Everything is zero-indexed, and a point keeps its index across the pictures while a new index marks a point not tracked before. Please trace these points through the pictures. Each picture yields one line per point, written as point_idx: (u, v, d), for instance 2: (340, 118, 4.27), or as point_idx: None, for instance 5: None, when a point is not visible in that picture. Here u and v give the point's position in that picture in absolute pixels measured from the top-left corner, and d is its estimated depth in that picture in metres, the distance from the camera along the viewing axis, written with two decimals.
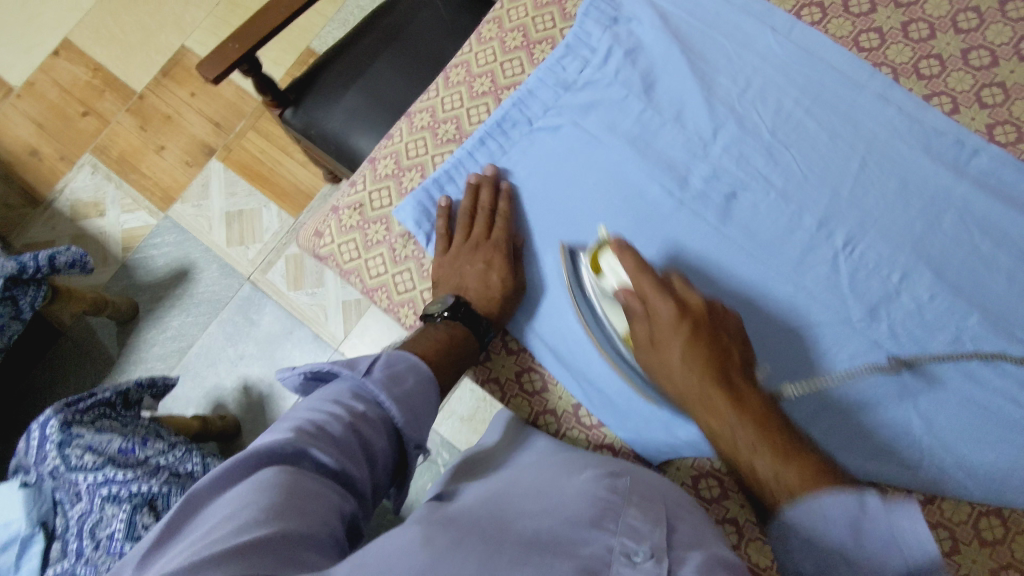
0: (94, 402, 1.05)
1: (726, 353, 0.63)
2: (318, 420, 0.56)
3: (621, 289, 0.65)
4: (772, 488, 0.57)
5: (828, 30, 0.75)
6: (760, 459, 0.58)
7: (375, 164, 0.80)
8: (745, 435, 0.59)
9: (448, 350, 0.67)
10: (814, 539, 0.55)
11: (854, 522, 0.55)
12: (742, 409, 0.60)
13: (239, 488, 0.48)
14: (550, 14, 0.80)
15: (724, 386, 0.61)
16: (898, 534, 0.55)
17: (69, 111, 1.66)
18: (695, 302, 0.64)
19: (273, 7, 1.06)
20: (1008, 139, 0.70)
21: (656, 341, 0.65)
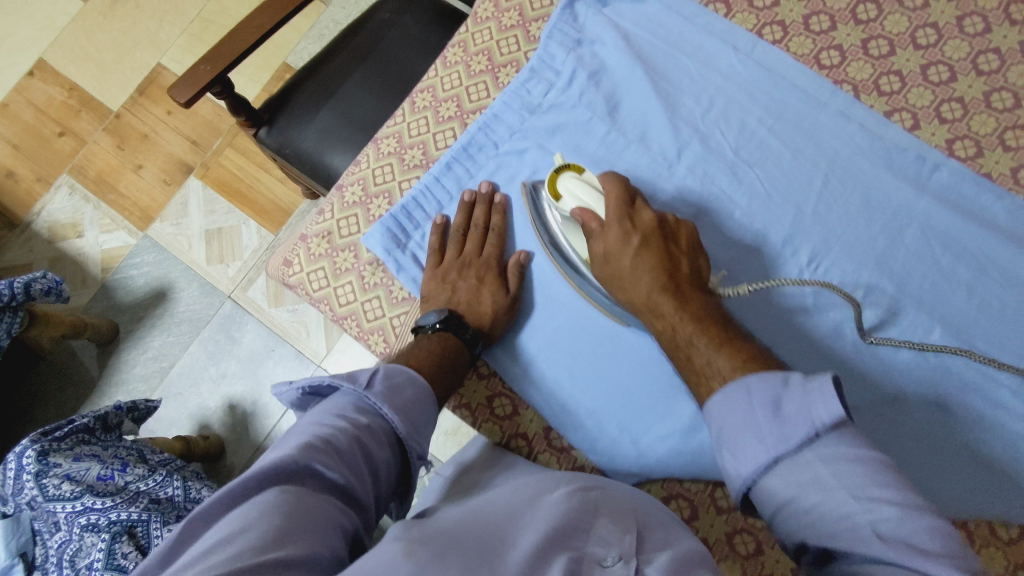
0: (72, 430, 1.03)
1: (675, 261, 0.62)
2: (322, 435, 0.53)
3: (578, 208, 0.65)
4: (709, 375, 0.55)
5: (789, 48, 0.76)
6: (698, 351, 0.57)
7: (343, 191, 0.80)
8: (686, 330, 0.58)
9: (441, 361, 0.66)
10: (733, 428, 0.51)
11: (772, 402, 0.49)
12: (686, 309, 0.59)
13: (237, 514, 0.46)
14: (515, 36, 0.81)
15: (673, 291, 0.60)
16: (817, 411, 0.47)
17: (45, 131, 1.65)
18: (646, 219, 0.63)
19: (244, 27, 1.05)
20: (967, 154, 0.71)
21: (607, 256, 0.63)
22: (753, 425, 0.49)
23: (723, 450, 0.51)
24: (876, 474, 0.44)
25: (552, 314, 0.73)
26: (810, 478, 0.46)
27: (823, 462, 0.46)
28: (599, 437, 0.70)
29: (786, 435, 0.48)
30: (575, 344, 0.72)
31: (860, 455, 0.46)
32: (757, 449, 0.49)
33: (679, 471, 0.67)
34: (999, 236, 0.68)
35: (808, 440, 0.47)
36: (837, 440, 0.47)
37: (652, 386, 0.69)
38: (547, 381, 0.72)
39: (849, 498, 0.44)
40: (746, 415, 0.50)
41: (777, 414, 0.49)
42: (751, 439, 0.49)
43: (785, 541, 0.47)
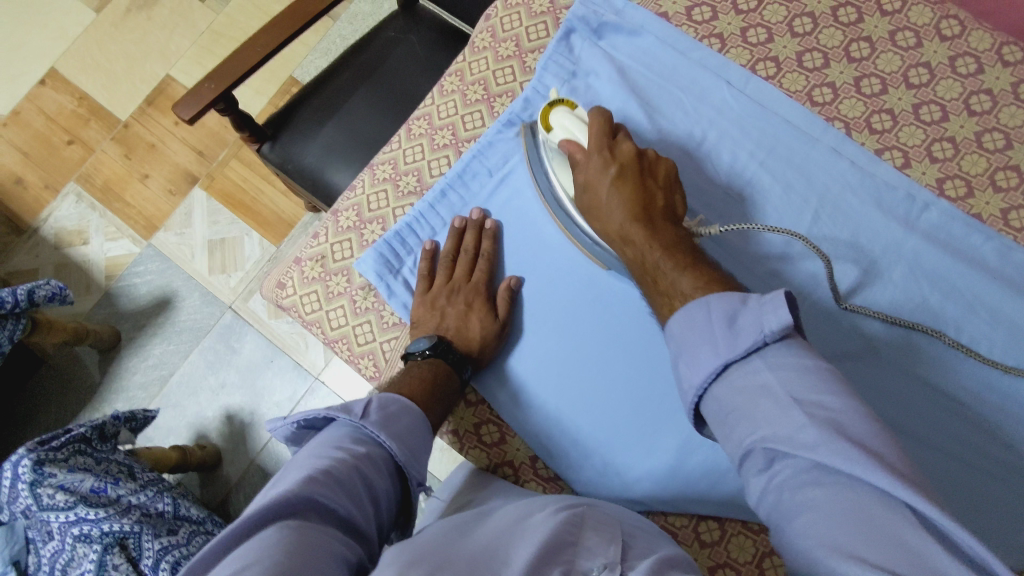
0: (69, 440, 1.04)
1: (651, 194, 0.62)
2: (322, 468, 0.52)
3: (566, 140, 0.68)
4: (671, 296, 0.56)
5: (782, 84, 0.76)
6: (664, 273, 0.58)
7: (338, 215, 0.81)
8: (655, 254, 0.59)
9: (432, 387, 0.67)
10: (690, 342, 0.51)
11: (727, 317, 0.49)
12: (656, 238, 0.60)
13: (238, 552, 0.44)
14: (510, 67, 0.82)
15: (645, 220, 0.61)
16: (768, 321, 0.47)
17: (55, 139, 1.68)
18: (627, 150, 0.64)
19: (250, 46, 1.06)
20: (958, 194, 0.71)
21: (587, 183, 0.65)
22: (708, 337, 0.49)
23: (680, 363, 0.51)
24: (824, 384, 0.44)
25: (540, 340, 0.74)
26: (759, 387, 0.46)
27: (772, 371, 0.46)
28: (583, 466, 0.71)
29: (735, 344, 0.48)
30: (562, 373, 0.72)
31: (807, 365, 0.46)
32: (709, 356, 0.49)
33: (661, 502, 0.68)
34: (987, 277, 0.68)
35: (757, 348, 0.47)
36: (785, 350, 0.47)
37: (636, 417, 0.70)
38: (533, 410, 0.73)
39: (791, 402, 0.44)
40: (702, 329, 0.50)
41: (731, 327, 0.49)
42: (705, 352, 0.49)
43: (731, 452, 0.47)
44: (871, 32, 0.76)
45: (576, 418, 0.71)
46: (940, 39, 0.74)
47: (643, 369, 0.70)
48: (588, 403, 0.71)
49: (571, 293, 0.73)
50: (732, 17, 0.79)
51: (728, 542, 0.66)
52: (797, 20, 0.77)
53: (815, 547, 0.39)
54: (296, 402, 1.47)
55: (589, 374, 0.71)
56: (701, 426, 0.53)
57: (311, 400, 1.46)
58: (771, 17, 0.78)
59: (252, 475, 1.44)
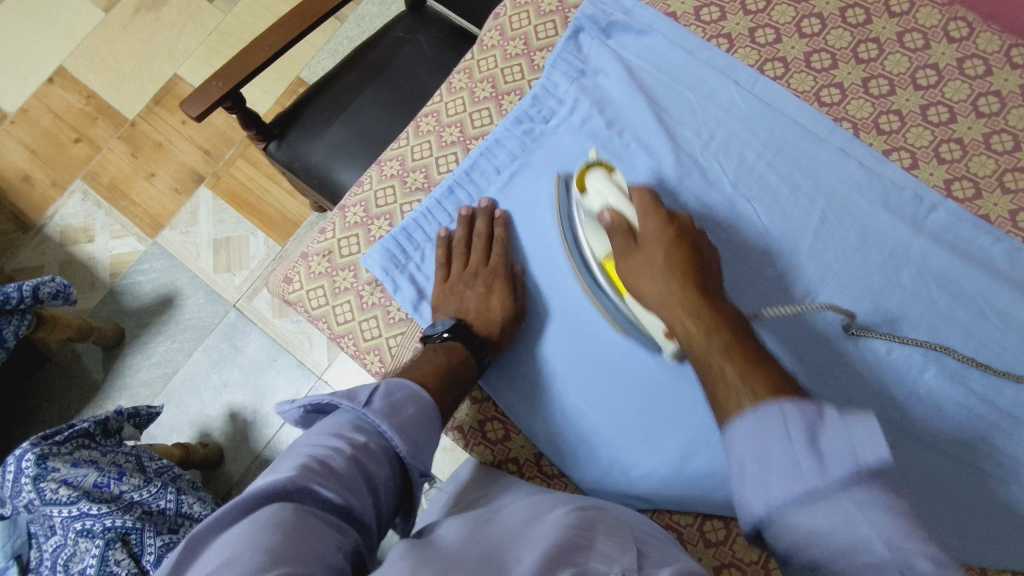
0: (72, 435, 1.04)
1: (704, 269, 0.62)
2: (319, 455, 0.53)
3: (607, 208, 0.67)
4: (736, 391, 0.53)
5: (790, 84, 0.77)
6: (729, 363, 0.55)
7: (346, 211, 0.81)
8: (719, 337, 0.56)
9: (450, 367, 0.66)
10: (760, 455, 0.49)
11: (808, 434, 0.48)
12: (716, 311, 0.58)
13: (237, 533, 0.46)
14: (519, 65, 0.82)
15: (702, 295, 0.60)
16: (860, 452, 0.46)
17: (62, 137, 1.68)
18: (680, 222, 0.65)
19: (257, 44, 1.07)
20: (966, 195, 0.71)
21: (641, 243, 0.64)
22: (788, 453, 0.48)
23: (748, 479, 0.49)
24: (911, 530, 0.44)
25: (549, 340, 0.73)
26: (843, 522, 0.45)
27: (857, 508, 0.45)
28: (589, 463, 0.71)
29: (829, 468, 0.47)
30: (569, 371, 0.72)
31: (891, 505, 0.45)
32: (789, 480, 0.47)
33: (667, 502, 0.67)
34: (995, 279, 0.68)
35: (849, 477, 0.46)
36: (869, 487, 0.46)
37: (644, 415, 0.69)
38: (539, 408, 0.72)
39: (884, 548, 0.43)
40: (781, 446, 0.48)
41: (815, 451, 0.47)
42: (779, 466, 0.48)
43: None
44: (879, 33, 0.76)
45: (583, 417, 0.71)
46: (948, 41, 0.75)
47: (651, 370, 0.69)
48: (595, 403, 0.71)
49: (580, 298, 0.73)
50: (740, 17, 0.79)
51: (734, 542, 0.66)
52: (806, 21, 0.78)
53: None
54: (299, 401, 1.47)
55: (597, 373, 0.71)
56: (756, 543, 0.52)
57: None
58: (779, 17, 0.78)
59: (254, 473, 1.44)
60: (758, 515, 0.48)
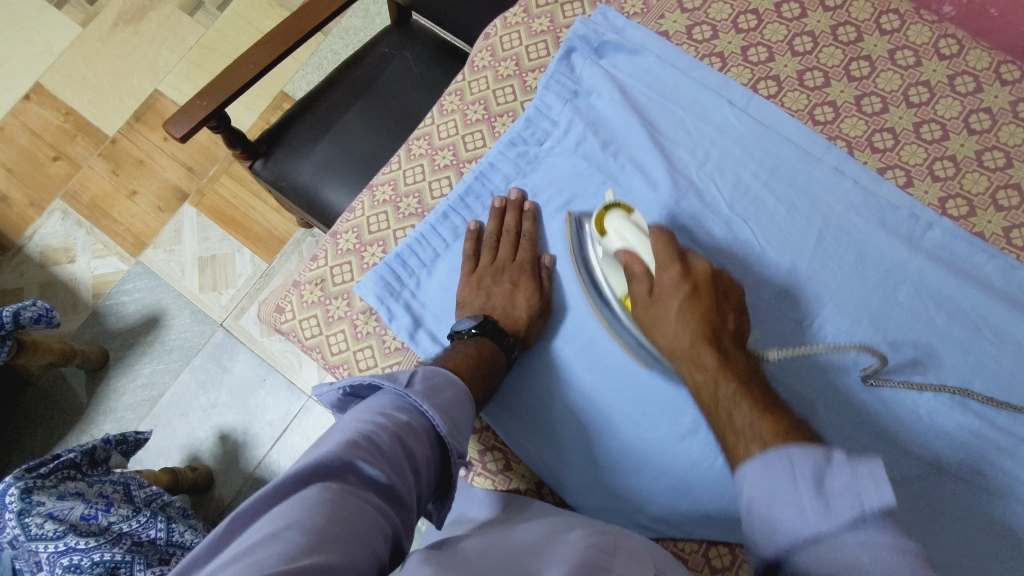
0: (57, 466, 1.01)
1: (721, 317, 0.64)
2: (364, 432, 0.52)
3: (623, 249, 0.67)
4: (746, 437, 0.55)
5: (783, 103, 0.76)
6: (738, 410, 0.57)
7: (338, 238, 0.80)
8: (728, 387, 0.59)
9: (479, 363, 0.66)
10: (769, 495, 0.50)
11: (815, 478, 0.49)
12: (728, 367, 0.60)
13: (279, 509, 0.44)
14: (511, 87, 0.82)
15: (716, 346, 0.62)
16: (865, 496, 0.46)
17: (40, 155, 1.65)
18: (699, 269, 0.65)
19: (242, 63, 1.05)
20: (960, 213, 0.71)
21: (656, 295, 0.65)
22: (793, 497, 0.49)
23: (757, 515, 0.51)
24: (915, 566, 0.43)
25: (548, 366, 0.73)
26: (844, 560, 0.45)
27: (861, 546, 0.45)
28: (592, 490, 0.70)
29: (833, 515, 0.47)
30: (570, 398, 0.71)
31: (902, 545, 0.44)
32: (795, 523, 0.48)
33: (671, 530, 0.67)
34: (992, 298, 0.68)
35: (855, 522, 0.46)
36: (882, 528, 0.46)
37: (645, 442, 0.68)
38: (538, 436, 0.71)
39: None
40: (787, 486, 0.50)
41: (820, 492, 0.48)
42: (790, 510, 0.49)
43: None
44: (871, 51, 0.76)
45: (586, 444, 0.70)
46: (938, 57, 0.75)
47: (653, 394, 0.69)
48: (598, 428, 0.70)
49: (577, 325, 0.73)
50: (732, 36, 0.79)
51: (739, 568, 0.66)
52: (798, 39, 0.78)
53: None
54: (290, 422, 1.45)
55: (597, 397, 0.70)
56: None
57: (305, 420, 1.44)
58: (771, 36, 0.78)
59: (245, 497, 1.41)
60: (770, 554, 0.50)
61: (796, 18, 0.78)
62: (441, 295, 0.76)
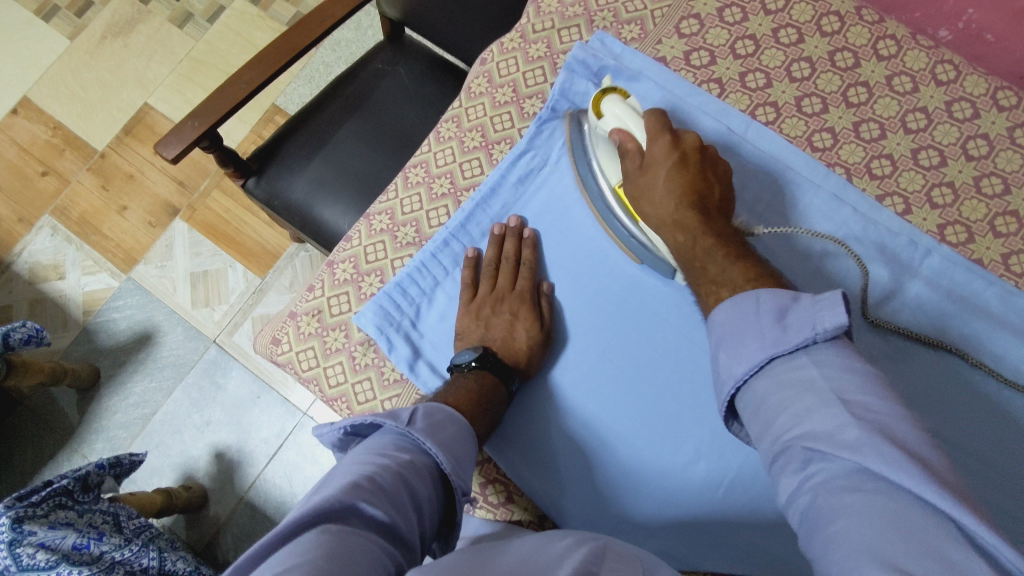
0: (50, 493, 0.98)
1: (708, 186, 0.64)
2: (366, 474, 0.50)
3: (618, 129, 0.68)
4: (719, 284, 0.59)
5: (781, 129, 0.76)
6: (712, 262, 0.60)
7: (334, 267, 0.79)
8: (705, 241, 0.61)
9: (479, 399, 0.65)
10: (734, 331, 0.53)
11: (779, 311, 0.51)
12: (710, 227, 0.62)
13: (277, 556, 0.42)
14: (508, 113, 0.81)
15: (699, 208, 0.63)
16: (821, 319, 0.48)
17: (28, 170, 1.62)
18: (689, 139, 0.66)
19: (233, 82, 1.03)
20: (958, 240, 0.71)
21: (647, 165, 0.66)
22: (756, 328, 0.51)
23: (722, 352, 0.53)
24: (866, 385, 0.45)
25: (548, 397, 0.72)
26: (800, 381, 0.47)
27: (817, 369, 0.47)
28: (592, 521, 0.69)
29: (788, 337, 0.49)
30: (570, 429, 0.71)
31: (856, 368, 0.46)
32: (756, 349, 0.50)
33: (672, 562, 0.66)
34: (992, 323, 0.68)
35: (807, 343, 0.48)
36: (835, 350, 0.48)
37: (646, 471, 0.68)
38: (539, 469, 0.71)
39: (837, 402, 0.44)
40: (751, 321, 0.52)
41: (780, 322, 0.50)
42: (753, 342, 0.50)
43: (763, 447, 0.48)
44: (868, 77, 0.76)
45: (585, 475, 0.69)
46: (935, 84, 0.75)
47: (655, 422, 0.69)
48: (600, 459, 0.69)
49: (577, 357, 0.72)
50: (730, 61, 0.79)
51: None
52: (795, 65, 0.78)
53: (844, 544, 0.38)
54: (285, 439, 1.44)
55: (598, 427, 0.70)
56: (733, 420, 0.54)
57: (300, 437, 1.43)
58: (768, 62, 0.78)
59: (240, 516, 1.40)
60: (732, 385, 0.51)
61: (793, 43, 0.78)
62: (440, 325, 0.76)
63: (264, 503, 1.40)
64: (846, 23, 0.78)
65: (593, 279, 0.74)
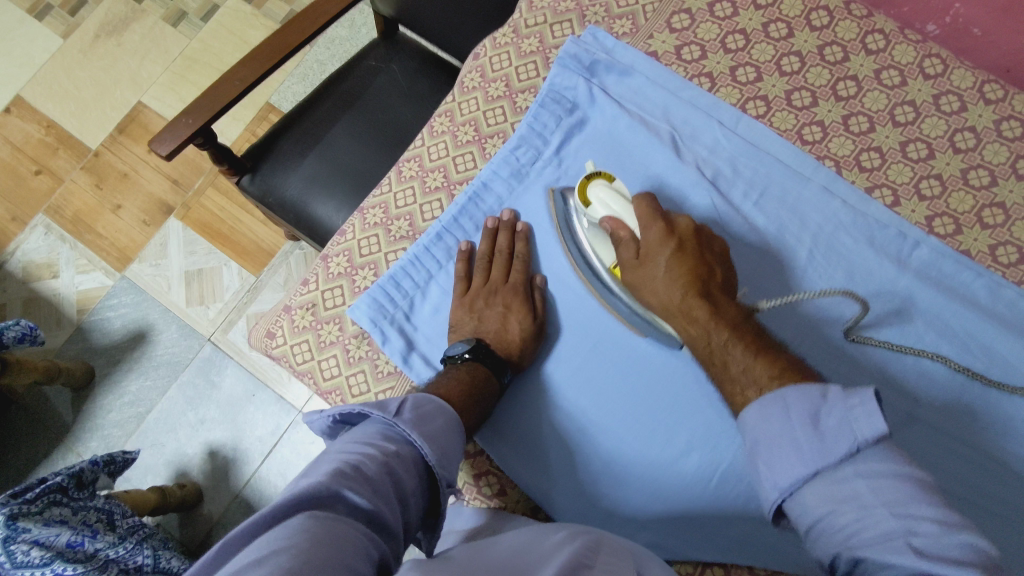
0: (44, 491, 0.97)
1: (710, 270, 0.63)
2: (351, 462, 0.51)
3: (607, 217, 0.68)
4: (742, 384, 0.56)
5: (772, 123, 0.77)
6: (732, 356, 0.58)
7: (328, 261, 0.79)
8: (720, 335, 0.59)
9: (471, 390, 0.66)
10: (768, 440, 0.51)
11: (810, 415, 0.50)
12: (722, 318, 0.60)
13: (263, 538, 0.42)
14: (501, 108, 0.82)
15: (706, 296, 0.61)
16: (859, 428, 0.47)
17: (22, 169, 1.62)
18: (683, 225, 0.66)
19: (227, 79, 1.03)
20: (946, 231, 0.72)
21: (643, 256, 0.65)
22: (790, 441, 0.49)
23: (760, 462, 0.51)
24: (915, 493, 0.44)
25: (540, 389, 0.73)
26: (848, 494, 0.46)
27: (863, 480, 0.46)
28: (582, 513, 0.69)
29: (825, 449, 0.48)
30: (562, 421, 0.71)
31: (903, 471, 0.45)
32: (795, 464, 0.49)
33: (662, 554, 0.66)
34: (979, 313, 0.68)
35: (849, 454, 0.47)
36: (880, 455, 0.46)
37: (638, 464, 0.68)
38: (532, 460, 0.71)
39: (888, 514, 0.44)
40: (783, 427, 0.50)
41: (815, 429, 0.49)
42: (791, 455, 0.49)
43: (818, 554, 0.47)
44: (857, 71, 0.77)
45: (578, 467, 0.70)
46: (923, 77, 0.76)
47: (646, 415, 0.69)
48: (594, 454, 0.70)
49: (569, 349, 0.73)
50: (720, 56, 0.80)
51: None
52: (785, 59, 0.78)
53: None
54: (279, 436, 1.44)
55: (589, 422, 0.70)
56: (779, 518, 0.52)
57: (294, 434, 1.43)
58: (758, 56, 0.79)
59: (235, 514, 1.40)
60: (773, 497, 0.50)
61: (783, 38, 0.79)
62: (433, 318, 0.76)
63: (259, 500, 1.40)
64: (835, 17, 0.79)
65: None
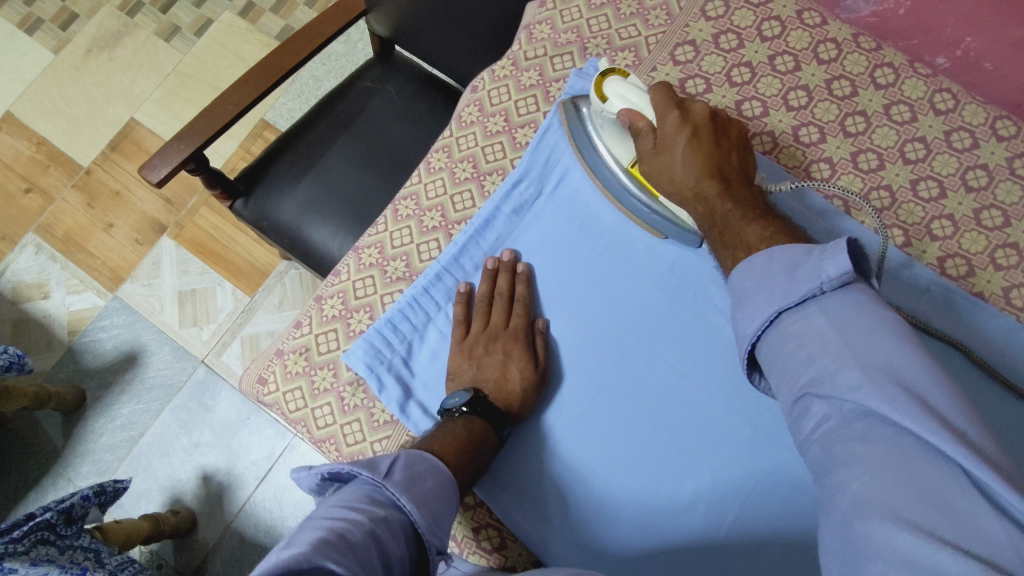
0: (33, 527, 0.94)
1: (725, 155, 0.65)
2: (338, 529, 0.48)
3: (625, 109, 0.67)
4: (738, 247, 0.60)
5: (779, 159, 0.75)
6: (736, 225, 0.61)
7: (322, 303, 0.77)
8: (726, 208, 0.62)
9: (468, 446, 0.63)
10: (754, 289, 0.53)
11: (789, 266, 0.51)
12: (729, 193, 0.62)
13: None
14: (500, 143, 0.80)
15: (719, 177, 0.63)
16: (826, 268, 0.48)
17: (10, 187, 1.59)
18: (698, 111, 0.66)
19: (220, 103, 1.01)
20: (959, 273, 0.70)
21: (661, 146, 0.66)
22: (770, 283, 0.52)
23: (740, 307, 0.54)
24: (879, 331, 0.45)
25: (540, 438, 0.70)
26: (812, 333, 0.48)
27: (826, 317, 0.47)
28: (582, 566, 0.66)
29: (796, 283, 0.50)
30: (562, 472, 0.68)
31: (872, 309, 0.46)
32: (766, 303, 0.51)
33: None
34: (993, 358, 0.66)
35: (813, 293, 0.49)
36: (845, 295, 0.48)
37: (641, 514, 0.66)
38: (533, 511, 0.68)
39: (846, 351, 0.45)
40: (763, 277, 0.53)
41: (793, 275, 0.51)
42: (763, 297, 0.52)
43: (780, 394, 0.49)
44: (865, 106, 0.75)
45: (579, 520, 0.67)
46: (934, 113, 0.74)
47: (649, 461, 0.67)
48: (596, 502, 0.67)
49: (569, 399, 0.70)
50: (726, 89, 0.77)
51: None
52: (792, 93, 0.76)
53: (851, 490, 0.40)
54: (274, 461, 1.41)
55: (590, 470, 0.68)
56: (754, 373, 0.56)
57: (290, 458, 1.41)
58: (764, 90, 0.77)
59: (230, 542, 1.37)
60: (749, 336, 0.53)
61: (790, 71, 0.77)
62: (431, 363, 0.74)
63: (254, 527, 1.38)
64: (843, 50, 0.77)
65: (593, 309, 0.73)
